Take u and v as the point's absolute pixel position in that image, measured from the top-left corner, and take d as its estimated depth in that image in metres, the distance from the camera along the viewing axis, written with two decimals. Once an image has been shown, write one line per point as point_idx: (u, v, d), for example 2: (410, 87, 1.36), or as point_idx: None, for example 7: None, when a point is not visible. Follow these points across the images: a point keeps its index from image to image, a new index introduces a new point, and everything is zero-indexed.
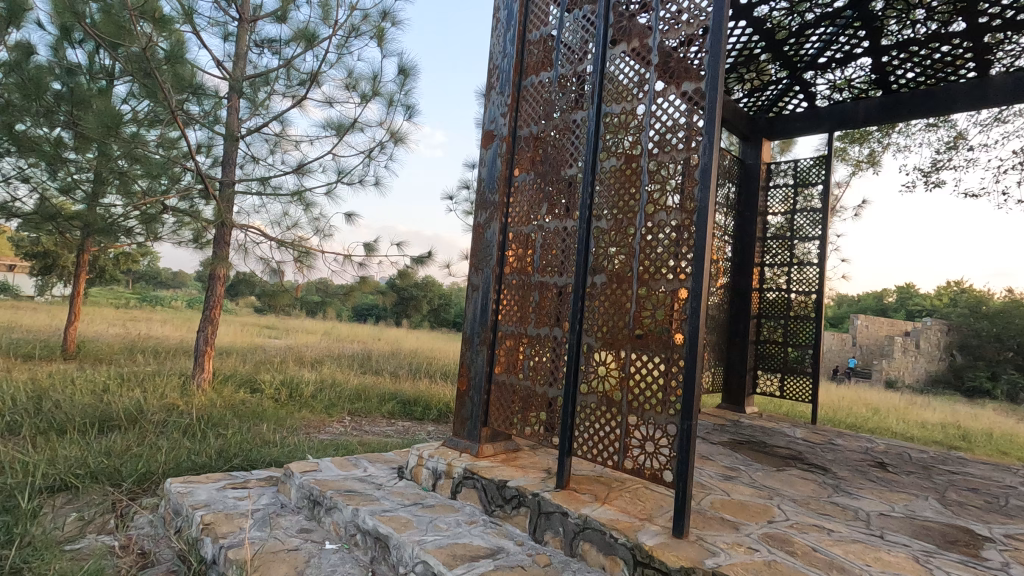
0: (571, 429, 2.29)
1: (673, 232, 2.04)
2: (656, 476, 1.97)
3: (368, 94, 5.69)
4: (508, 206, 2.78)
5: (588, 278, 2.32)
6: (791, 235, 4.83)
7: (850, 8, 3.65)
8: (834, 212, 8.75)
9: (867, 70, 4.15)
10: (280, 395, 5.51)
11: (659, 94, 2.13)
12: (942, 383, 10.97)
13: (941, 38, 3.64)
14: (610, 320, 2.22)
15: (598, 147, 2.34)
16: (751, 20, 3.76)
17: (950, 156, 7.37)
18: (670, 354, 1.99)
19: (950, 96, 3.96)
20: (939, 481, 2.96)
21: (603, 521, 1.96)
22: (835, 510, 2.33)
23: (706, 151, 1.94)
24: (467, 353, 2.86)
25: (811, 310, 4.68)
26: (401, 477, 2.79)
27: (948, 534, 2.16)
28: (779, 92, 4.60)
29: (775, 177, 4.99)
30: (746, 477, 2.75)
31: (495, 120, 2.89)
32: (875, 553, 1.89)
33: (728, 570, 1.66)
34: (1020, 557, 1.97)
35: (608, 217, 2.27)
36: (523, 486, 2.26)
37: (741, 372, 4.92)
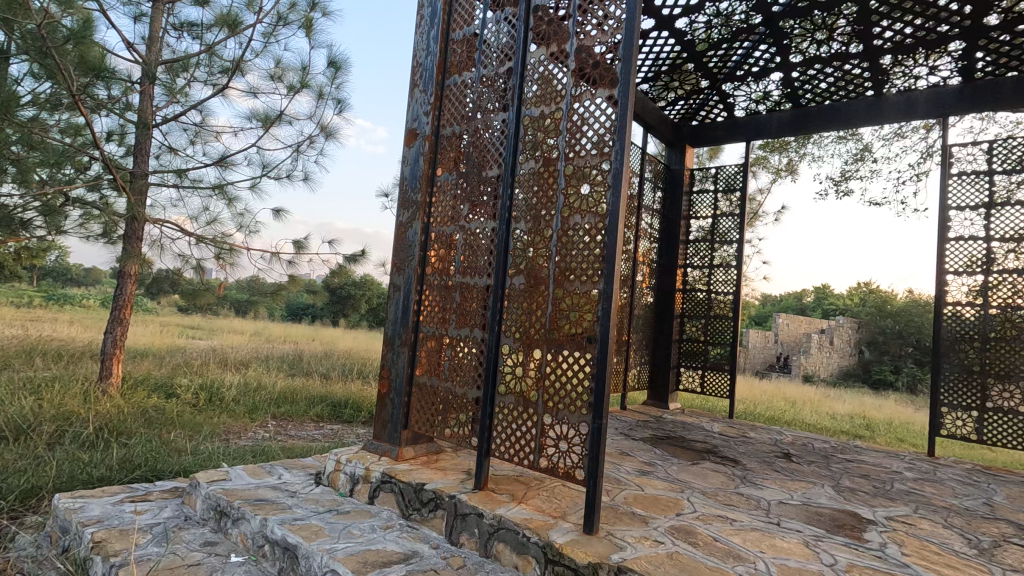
0: (489, 429, 2.30)
1: (588, 235, 2.09)
2: (569, 473, 2.02)
3: (296, 86, 5.48)
4: (430, 205, 2.75)
5: (507, 279, 2.34)
6: (713, 238, 5.06)
7: (764, 26, 3.84)
8: (757, 217, 9.25)
9: (779, 85, 4.41)
10: (198, 399, 5.21)
11: (577, 99, 2.17)
12: (852, 376, 11.84)
13: (842, 58, 3.91)
14: (527, 321, 2.25)
15: (518, 150, 2.37)
16: (673, 31, 3.87)
17: (857, 167, 7.97)
18: (583, 354, 2.04)
19: (850, 111, 4.30)
20: (835, 469, 3.19)
21: (517, 521, 1.97)
22: (740, 501, 2.46)
23: (618, 157, 2.00)
24: (388, 354, 2.80)
25: (729, 309, 4.92)
26: (318, 483, 2.71)
27: (837, 518, 2.33)
28: (702, 101, 4.80)
29: (698, 183, 5.22)
30: (661, 471, 2.86)
31: (417, 119, 2.85)
32: (770, 540, 2.00)
33: (633, 564, 1.71)
34: (896, 538, 2.15)
35: (526, 219, 2.30)
36: (440, 488, 2.25)
37: (665, 370, 5.10)
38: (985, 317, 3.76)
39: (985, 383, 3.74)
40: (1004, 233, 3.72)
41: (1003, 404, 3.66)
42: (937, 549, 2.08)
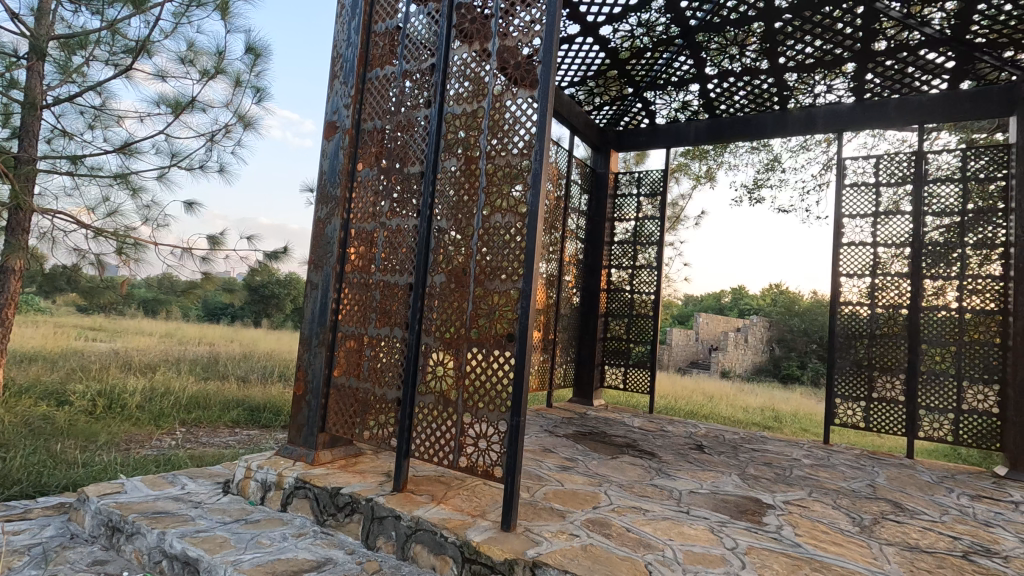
0: (409, 430, 2.26)
1: (508, 234, 2.11)
2: (488, 471, 2.03)
3: (210, 71, 5.15)
4: (350, 201, 2.67)
5: (428, 278, 2.32)
6: (636, 240, 5.25)
7: (682, 38, 4.02)
8: (679, 221, 9.69)
9: (697, 96, 4.64)
10: (95, 407, 4.78)
11: (499, 98, 2.18)
12: (764, 372, 12.65)
13: (752, 72, 4.17)
14: (447, 320, 2.23)
15: (440, 147, 2.36)
16: (597, 38, 3.98)
17: (768, 176, 8.54)
18: (502, 352, 2.05)
19: (760, 124, 4.61)
20: (742, 459, 3.39)
21: (435, 522, 1.95)
22: (654, 492, 2.56)
23: (537, 157, 2.03)
24: (305, 355, 2.69)
25: (650, 309, 5.13)
26: (226, 492, 2.56)
27: (741, 504, 2.48)
28: (625, 108, 4.97)
29: (621, 187, 5.40)
30: (582, 466, 2.93)
31: (337, 111, 2.76)
32: (679, 528, 2.10)
33: (548, 558, 1.73)
34: (791, 520, 2.32)
35: (448, 217, 2.29)
36: (357, 492, 2.19)
37: (590, 367, 5.24)
38: (873, 315, 4.14)
39: (871, 375, 4.12)
40: (888, 239, 4.11)
41: (886, 394, 4.04)
42: (826, 528, 2.26)
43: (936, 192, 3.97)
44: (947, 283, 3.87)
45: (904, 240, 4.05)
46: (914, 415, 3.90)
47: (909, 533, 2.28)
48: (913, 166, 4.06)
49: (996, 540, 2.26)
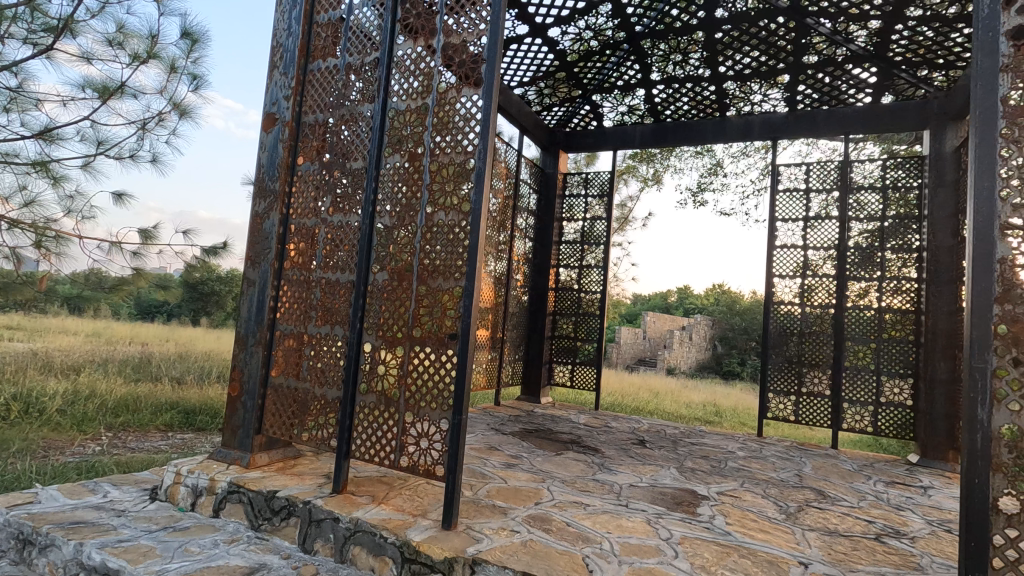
0: (349, 430, 2.22)
1: (450, 233, 2.11)
2: (430, 470, 2.02)
3: (141, 55, 4.86)
4: (290, 195, 2.60)
5: (370, 275, 2.28)
6: (584, 240, 5.34)
7: (627, 43, 4.12)
8: (627, 222, 9.91)
9: (642, 100, 4.76)
10: (8, 412, 4.43)
11: (443, 95, 2.18)
12: (708, 369, 13.10)
13: (694, 79, 4.31)
14: (389, 318, 2.21)
15: (383, 142, 2.32)
16: (546, 40, 4.02)
17: (711, 180, 8.89)
18: (445, 351, 2.05)
19: (701, 130, 4.79)
20: (681, 453, 3.51)
21: (374, 522, 1.93)
22: (595, 487, 2.62)
23: (481, 155, 2.04)
24: (240, 355, 2.59)
25: (596, 307, 5.23)
26: (153, 499, 2.43)
27: (677, 496, 2.57)
28: (573, 110, 5.05)
29: (569, 187, 5.48)
30: (526, 463, 2.96)
31: (276, 103, 2.66)
32: (617, 521, 2.16)
33: (488, 555, 1.74)
34: (723, 510, 2.43)
35: (391, 214, 2.26)
36: (294, 494, 2.13)
37: (537, 365, 5.29)
38: (804, 315, 4.38)
39: (801, 371, 4.35)
40: (818, 243, 4.36)
41: (814, 388, 4.28)
42: (754, 517, 2.38)
43: (861, 200, 4.24)
44: (869, 285, 4.13)
45: (831, 244, 4.30)
46: (838, 408, 4.15)
47: (829, 519, 2.43)
48: (840, 174, 4.32)
49: (906, 522, 2.44)
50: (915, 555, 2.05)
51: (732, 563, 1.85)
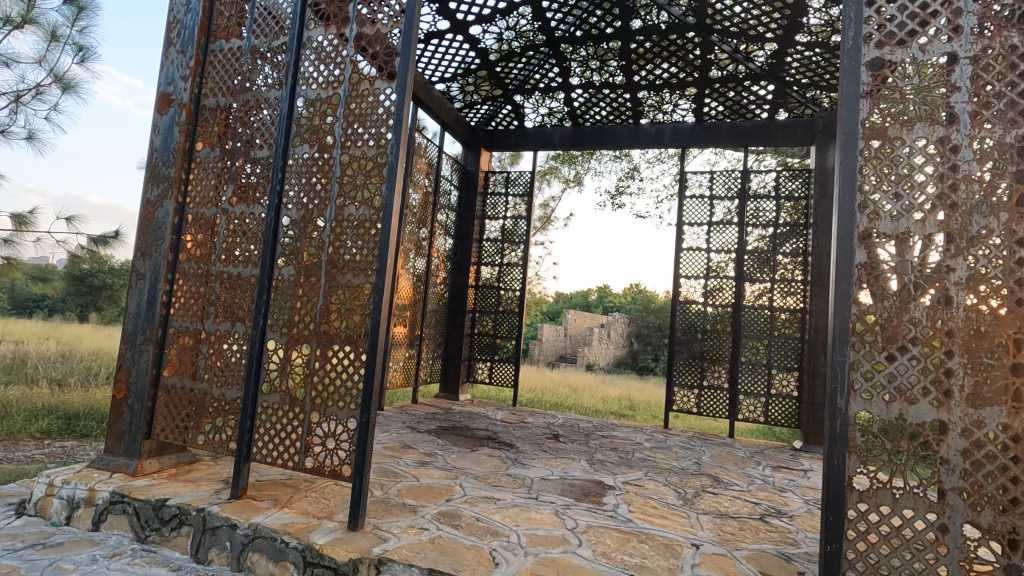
0: (249, 433, 2.11)
1: (360, 228, 2.07)
2: (336, 471, 1.97)
3: (15, 19, 4.33)
4: (186, 182, 2.43)
5: (275, 270, 2.18)
6: (505, 238, 5.39)
7: (547, 46, 4.21)
8: (549, 221, 10.10)
9: (561, 103, 4.87)
10: None
11: (356, 86, 2.13)
12: (625, 365, 13.62)
13: (610, 86, 4.48)
14: (294, 314, 2.13)
15: (291, 131, 2.22)
16: (467, 37, 4.02)
17: (629, 184, 9.29)
18: (354, 348, 2.00)
19: (615, 135, 4.98)
20: (592, 445, 3.65)
21: (275, 527, 1.86)
22: (507, 481, 2.66)
23: (394, 150, 2.01)
24: (127, 354, 2.39)
25: (515, 305, 5.30)
26: (19, 514, 2.19)
27: (585, 487, 2.67)
28: (494, 109, 5.09)
29: (490, 185, 5.50)
30: (440, 460, 2.95)
31: (172, 82, 2.48)
32: (526, 514, 2.21)
33: (394, 554, 1.73)
34: (627, 498, 2.55)
35: (298, 206, 2.17)
36: (186, 502, 2.00)
37: (456, 363, 5.28)
38: (707, 313, 4.68)
39: (703, 366, 4.64)
40: (720, 247, 4.67)
41: (714, 382, 4.59)
42: (655, 503, 2.52)
43: (758, 207, 4.58)
44: (764, 286, 4.49)
45: (732, 247, 4.63)
46: (735, 400, 4.48)
47: (721, 502, 2.62)
48: (740, 183, 4.65)
49: (786, 502, 2.68)
50: (791, 532, 2.27)
51: (631, 548, 1.95)
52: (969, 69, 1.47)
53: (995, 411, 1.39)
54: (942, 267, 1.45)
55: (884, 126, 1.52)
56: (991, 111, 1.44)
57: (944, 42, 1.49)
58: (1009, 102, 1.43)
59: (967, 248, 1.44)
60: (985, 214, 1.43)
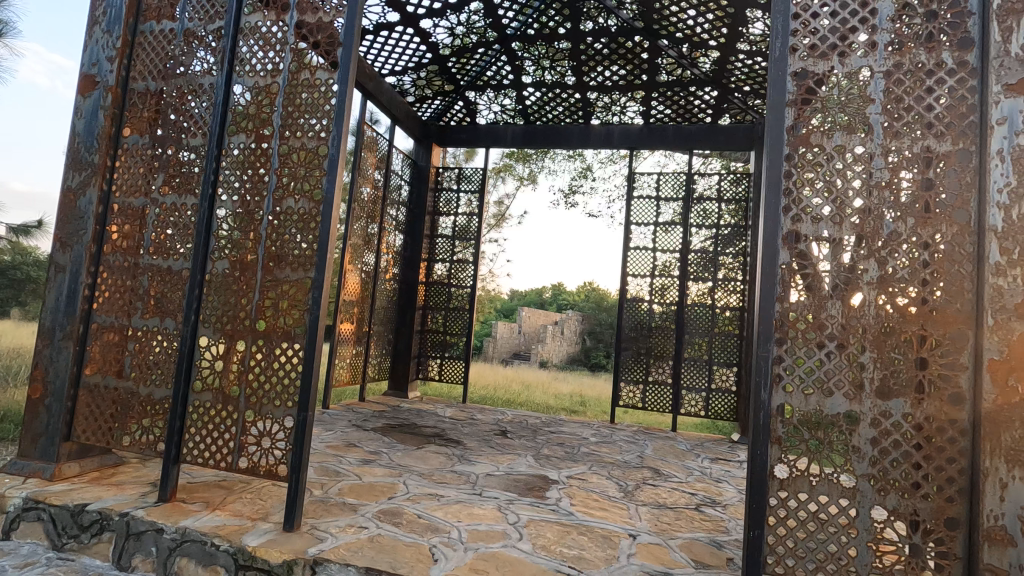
0: (179, 433, 2.02)
1: (299, 221, 2.01)
2: (272, 471, 1.92)
3: None
4: (112, 170, 2.30)
5: (208, 264, 2.09)
6: (456, 234, 5.37)
7: (498, 43, 4.21)
8: (503, 219, 10.11)
9: (513, 101, 4.89)
10: None
11: (296, 75, 2.07)
12: (578, 362, 13.78)
13: (561, 85, 4.52)
14: (229, 310, 2.05)
15: (227, 120, 2.14)
16: (418, 30, 3.97)
17: (581, 183, 9.44)
18: (291, 345, 1.96)
19: (567, 135, 5.03)
20: (539, 441, 3.69)
21: (205, 530, 1.79)
22: (452, 478, 2.66)
23: (335, 142, 1.97)
24: (44, 351, 2.24)
25: (466, 302, 5.29)
26: None
27: (530, 482, 2.70)
28: (446, 104, 5.06)
29: (442, 181, 5.45)
30: (385, 458, 2.91)
31: (97, 64, 2.34)
32: (468, 510, 2.21)
33: (331, 554, 1.70)
34: (570, 492, 2.59)
35: (234, 198, 2.09)
36: (109, 506, 1.90)
37: (406, 360, 5.22)
38: (653, 311, 4.81)
39: (648, 362, 4.77)
40: (666, 246, 4.80)
41: (658, 377, 4.72)
42: (596, 496, 2.57)
43: (702, 208, 4.74)
44: (707, 285, 4.66)
45: (677, 247, 4.77)
46: (678, 395, 4.63)
47: (660, 494, 2.71)
48: (685, 185, 4.80)
49: (721, 492, 2.80)
50: (724, 520, 2.37)
51: (570, 541, 1.99)
52: (882, 83, 1.57)
53: (900, 402, 1.49)
54: (856, 268, 1.55)
55: (807, 134, 1.61)
56: (901, 123, 1.55)
57: (860, 57, 1.59)
58: (917, 115, 1.54)
59: (878, 250, 1.54)
60: (894, 219, 1.54)
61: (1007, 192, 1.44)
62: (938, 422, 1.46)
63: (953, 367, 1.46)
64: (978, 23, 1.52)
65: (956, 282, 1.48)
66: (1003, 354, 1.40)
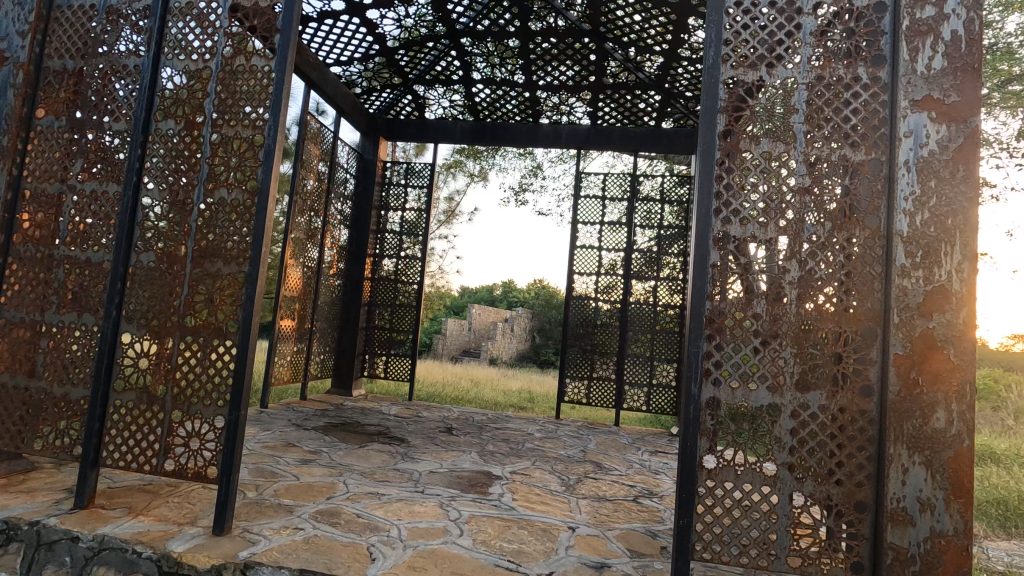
0: (99, 435, 1.91)
1: (232, 214, 1.94)
2: (201, 473, 1.84)
3: None
4: (23, 154, 2.13)
5: (132, 256, 1.97)
6: (403, 229, 5.30)
7: (447, 37, 4.17)
8: (453, 215, 10.03)
9: (462, 97, 4.87)
10: None
11: (229, 60, 1.99)
12: (527, 359, 13.89)
13: (509, 84, 4.54)
14: (155, 305, 1.95)
15: (154, 104, 2.02)
16: (364, 21, 3.88)
17: (531, 181, 9.50)
18: (223, 342, 1.89)
19: (515, 133, 5.07)
20: (485, 437, 3.70)
21: (125, 537, 1.70)
22: (394, 476, 2.63)
23: (271, 131, 1.91)
24: None
25: (412, 298, 5.23)
26: None
27: (473, 478, 2.71)
28: (393, 98, 4.97)
29: (389, 175, 5.36)
30: (325, 458, 2.85)
31: (6, 38, 2.15)
32: (410, 507, 2.20)
33: (263, 556, 1.65)
34: (512, 487, 2.62)
35: (161, 187, 1.99)
36: (17, 515, 1.77)
37: (350, 357, 5.11)
38: (598, 308, 4.91)
39: (593, 358, 4.86)
40: (611, 245, 4.91)
41: (602, 373, 4.83)
42: (538, 491, 2.61)
43: (646, 208, 4.88)
44: (650, 284, 4.80)
45: (622, 246, 4.89)
46: (621, 390, 4.75)
47: (600, 486, 2.78)
48: (630, 185, 4.92)
49: (658, 484, 2.90)
50: (659, 510, 2.46)
51: (510, 535, 2.01)
52: (805, 93, 1.67)
53: (817, 395, 1.59)
54: (780, 268, 1.64)
55: (737, 139, 1.68)
56: (821, 133, 1.65)
57: (786, 68, 1.68)
58: (835, 126, 1.65)
59: (800, 252, 1.63)
60: (814, 222, 1.64)
61: (912, 200, 1.55)
62: (851, 412, 1.57)
63: (864, 362, 1.58)
64: (889, 42, 1.64)
65: (867, 282, 1.59)
66: (906, 350, 1.52)
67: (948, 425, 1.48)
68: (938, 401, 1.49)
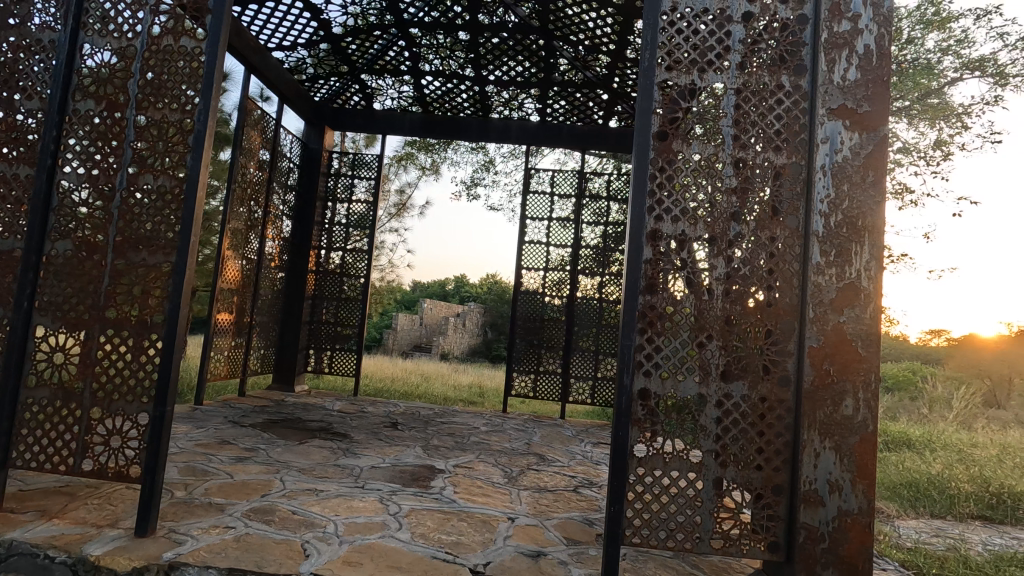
0: (9, 434, 1.79)
1: (158, 201, 1.85)
2: (122, 473, 1.75)
3: None
4: None
5: (46, 245, 1.86)
6: (350, 221, 5.19)
7: (395, 27, 4.11)
8: (405, 208, 9.87)
9: (410, 88, 4.80)
10: None
11: (156, 40, 1.89)
12: (479, 354, 13.90)
13: (459, 77, 4.52)
14: (72, 296, 1.84)
15: (71, 84, 1.90)
16: (308, 6, 3.77)
17: (483, 175, 9.48)
18: (148, 336, 1.80)
19: (465, 127, 5.06)
20: (429, 432, 3.69)
21: (37, 542, 1.60)
22: (333, 472, 2.59)
23: (202, 115, 1.84)
24: None
25: (359, 291, 5.15)
26: None
27: (415, 472, 2.70)
28: (339, 87, 4.84)
29: (334, 165, 5.22)
30: (261, 455, 2.77)
31: None
32: (348, 503, 2.17)
33: (189, 557, 1.59)
34: (455, 480, 2.63)
35: (80, 171, 1.87)
36: None
37: (293, 352, 4.97)
38: (546, 303, 4.96)
39: (541, 352, 4.92)
40: (558, 241, 4.96)
41: (549, 367, 4.90)
42: (480, 483, 2.63)
43: (594, 205, 4.97)
44: (597, 279, 4.91)
45: (569, 242, 4.95)
46: (567, 383, 4.84)
47: (541, 478, 2.83)
48: (578, 182, 4.99)
49: (597, 474, 2.99)
50: (596, 499, 2.53)
51: (449, 527, 2.02)
52: (733, 98, 1.74)
53: (740, 385, 1.68)
54: (708, 265, 1.71)
55: (671, 140, 1.74)
56: (748, 137, 1.73)
57: (717, 73, 1.75)
58: (760, 131, 1.73)
59: (726, 250, 1.71)
60: (740, 222, 1.72)
61: (827, 202, 1.67)
62: (770, 401, 1.67)
63: (782, 354, 1.67)
64: (810, 53, 1.74)
65: (787, 279, 1.69)
66: (820, 342, 1.63)
67: (855, 411, 1.61)
68: (846, 390, 1.62)
